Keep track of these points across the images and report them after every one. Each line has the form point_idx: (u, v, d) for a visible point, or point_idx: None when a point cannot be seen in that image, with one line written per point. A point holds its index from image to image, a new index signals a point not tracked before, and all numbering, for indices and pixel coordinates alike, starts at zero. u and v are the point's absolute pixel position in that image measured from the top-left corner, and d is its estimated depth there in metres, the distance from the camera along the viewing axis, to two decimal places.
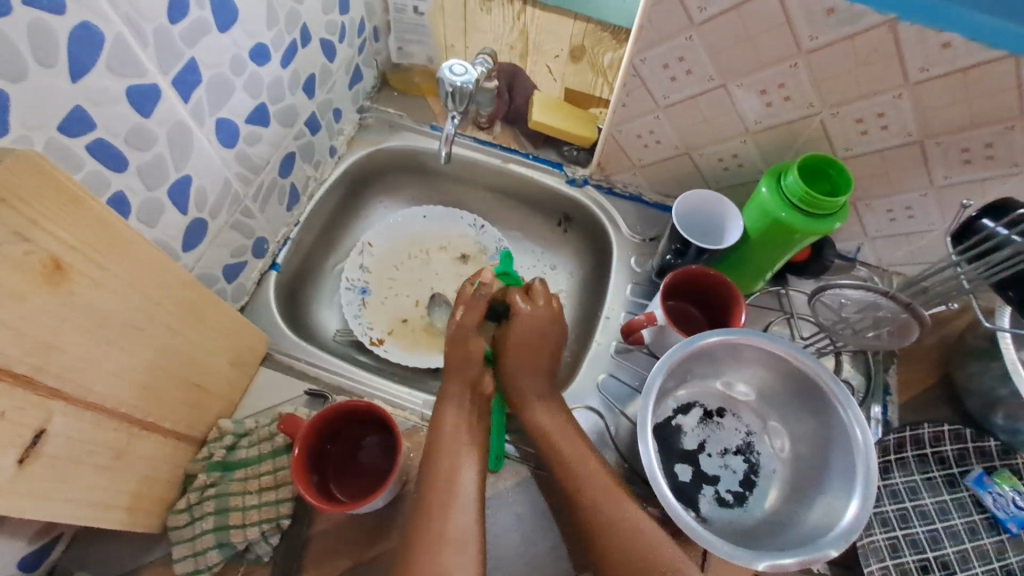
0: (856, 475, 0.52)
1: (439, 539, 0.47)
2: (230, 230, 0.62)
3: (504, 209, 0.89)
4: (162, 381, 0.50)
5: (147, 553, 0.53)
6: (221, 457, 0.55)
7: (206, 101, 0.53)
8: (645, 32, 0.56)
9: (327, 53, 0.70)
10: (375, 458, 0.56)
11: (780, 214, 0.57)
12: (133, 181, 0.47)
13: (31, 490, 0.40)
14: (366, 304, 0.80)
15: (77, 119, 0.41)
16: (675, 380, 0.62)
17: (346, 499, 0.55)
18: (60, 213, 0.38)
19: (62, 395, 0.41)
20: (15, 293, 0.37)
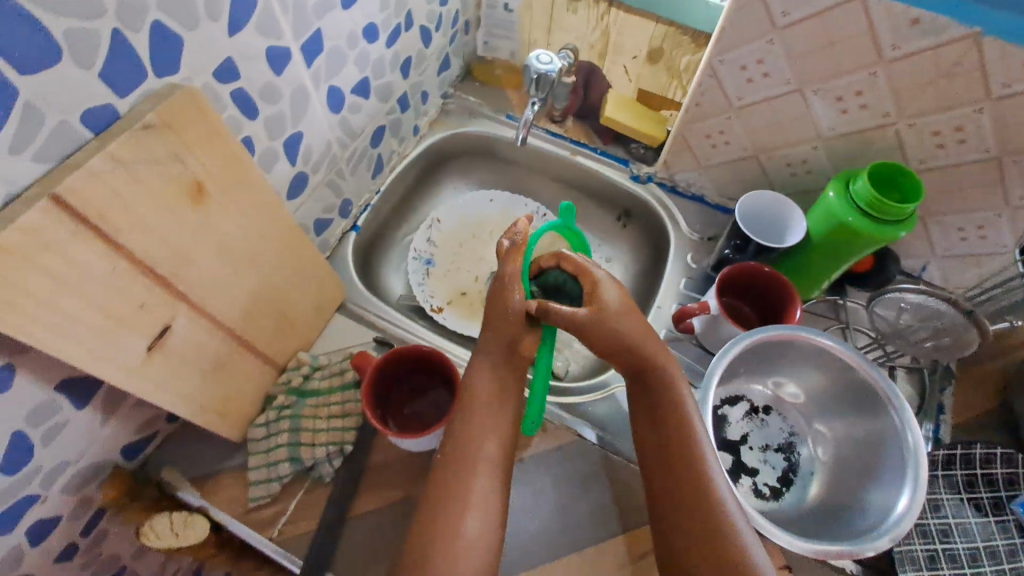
0: (905, 473, 0.52)
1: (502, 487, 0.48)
2: (325, 187, 0.69)
3: (567, 200, 0.93)
4: (259, 307, 0.57)
5: (226, 459, 0.60)
6: (298, 384, 0.62)
7: (324, 69, 0.60)
8: (727, 34, 0.59)
9: (424, 40, 0.77)
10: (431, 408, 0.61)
11: (847, 218, 0.58)
12: (259, 129, 0.54)
13: (153, 376, 0.47)
14: (430, 274, 0.86)
15: (226, 69, 0.48)
16: (729, 371, 0.64)
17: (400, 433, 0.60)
18: (206, 143, 0.45)
19: (186, 300, 0.48)
20: (167, 205, 0.44)
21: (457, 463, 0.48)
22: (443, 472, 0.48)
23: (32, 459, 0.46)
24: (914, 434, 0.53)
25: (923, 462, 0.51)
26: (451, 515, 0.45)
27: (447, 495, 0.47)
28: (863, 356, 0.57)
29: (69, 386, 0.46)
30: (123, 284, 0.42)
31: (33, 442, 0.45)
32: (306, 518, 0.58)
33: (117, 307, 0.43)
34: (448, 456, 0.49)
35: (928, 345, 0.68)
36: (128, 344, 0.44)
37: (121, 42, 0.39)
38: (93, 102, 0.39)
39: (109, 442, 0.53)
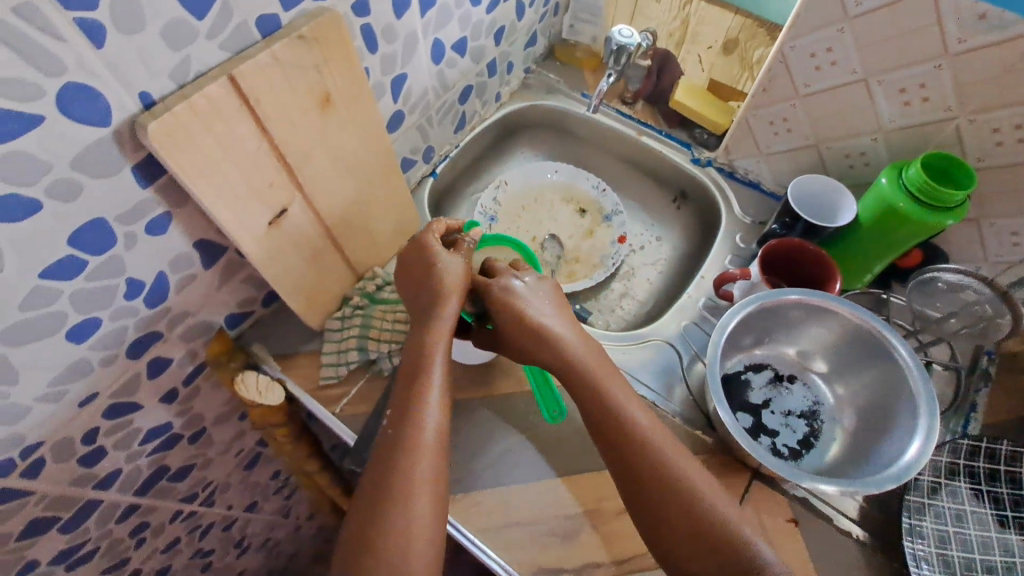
0: (916, 425, 0.55)
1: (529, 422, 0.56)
2: (416, 130, 0.78)
3: (626, 179, 0.99)
4: (352, 215, 0.67)
5: (304, 345, 0.70)
6: (371, 290, 0.71)
7: (434, 22, 0.69)
8: (801, 20, 0.64)
9: (518, 13, 0.85)
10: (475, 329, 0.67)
11: (897, 202, 0.62)
12: (375, 63, 0.64)
13: (268, 249, 0.57)
14: (492, 229, 0.93)
15: (362, 4, 0.58)
16: (754, 336, 0.68)
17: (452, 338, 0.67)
18: (338, 61, 0.55)
19: (301, 191, 0.58)
20: (304, 105, 0.54)
21: (408, 428, 0.51)
22: (394, 436, 0.51)
23: (166, 299, 0.57)
24: (923, 381, 0.57)
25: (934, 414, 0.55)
26: (404, 470, 0.49)
27: (404, 453, 0.50)
28: (871, 315, 0.61)
29: (203, 245, 0.57)
30: (261, 163, 0.52)
31: (169, 285, 0.56)
32: (363, 403, 0.66)
33: (255, 181, 0.53)
34: (400, 422, 0.52)
35: (961, 332, 0.69)
36: (256, 215, 0.54)
37: None
38: (266, 10, 0.49)
39: (217, 307, 0.64)
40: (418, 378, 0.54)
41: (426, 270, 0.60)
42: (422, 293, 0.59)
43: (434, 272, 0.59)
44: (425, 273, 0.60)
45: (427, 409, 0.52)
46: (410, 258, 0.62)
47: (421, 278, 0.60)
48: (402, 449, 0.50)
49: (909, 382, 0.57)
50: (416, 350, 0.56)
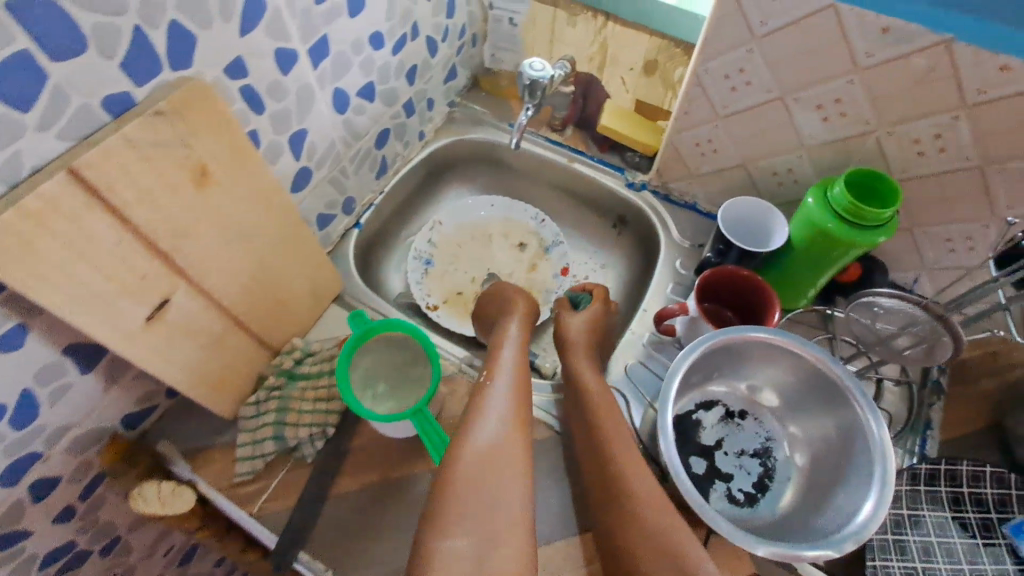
0: (873, 477, 0.52)
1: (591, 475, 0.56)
2: (329, 184, 0.73)
3: (564, 208, 0.95)
4: (256, 289, 0.61)
5: (219, 434, 0.64)
6: (289, 367, 0.65)
7: (329, 72, 0.64)
8: (710, 44, 0.62)
9: (430, 49, 0.81)
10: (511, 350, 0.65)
11: (826, 223, 0.59)
12: (265, 124, 0.59)
13: (150, 344, 0.52)
14: (428, 274, 0.89)
15: (236, 66, 0.53)
16: (702, 374, 0.65)
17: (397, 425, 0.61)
18: (213, 132, 0.50)
19: (185, 275, 0.53)
20: (175, 185, 0.48)
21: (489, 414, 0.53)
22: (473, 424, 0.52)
23: (38, 417, 0.50)
24: (879, 426, 0.53)
25: (889, 464, 0.51)
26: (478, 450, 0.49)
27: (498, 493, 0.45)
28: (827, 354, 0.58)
29: (76, 351, 0.50)
30: (126, 255, 0.47)
31: (39, 401, 0.50)
32: (287, 493, 0.61)
33: (122, 275, 0.47)
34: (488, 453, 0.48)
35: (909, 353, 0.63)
36: (129, 311, 0.49)
37: (140, 37, 0.44)
38: (113, 89, 0.44)
39: (111, 408, 0.58)
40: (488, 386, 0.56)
41: (500, 295, 0.76)
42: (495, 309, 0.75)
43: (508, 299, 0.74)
44: (499, 300, 0.75)
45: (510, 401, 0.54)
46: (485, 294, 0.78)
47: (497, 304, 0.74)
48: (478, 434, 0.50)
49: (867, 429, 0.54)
50: (492, 371, 0.59)
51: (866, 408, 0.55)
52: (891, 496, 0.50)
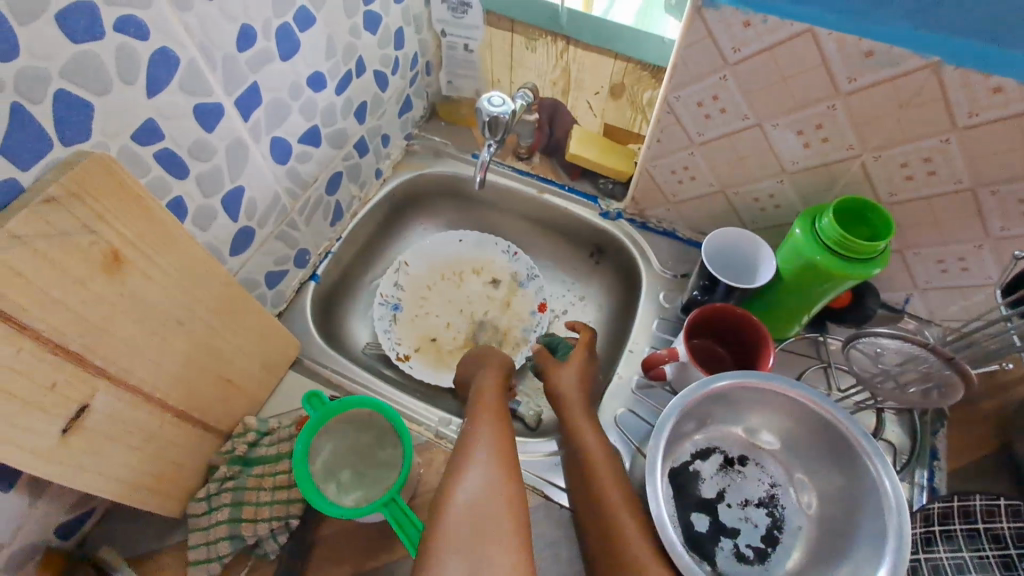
0: (887, 541, 0.48)
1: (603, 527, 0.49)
2: (276, 240, 0.67)
3: (537, 238, 0.90)
4: (197, 374, 0.54)
5: (168, 536, 0.57)
6: (242, 453, 0.58)
7: (265, 121, 0.58)
8: (679, 71, 0.57)
9: (380, 84, 0.75)
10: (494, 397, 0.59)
11: (814, 257, 0.55)
12: (191, 188, 0.52)
13: (67, 459, 0.44)
14: (397, 321, 0.83)
15: (148, 130, 0.46)
16: (696, 422, 0.60)
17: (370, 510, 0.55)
18: (121, 210, 0.43)
19: (105, 374, 0.45)
20: (78, 277, 0.41)
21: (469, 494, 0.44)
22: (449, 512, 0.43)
23: None
24: (892, 483, 0.49)
25: (904, 526, 0.47)
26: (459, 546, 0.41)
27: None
28: (829, 400, 0.54)
29: None
30: (25, 367, 0.40)
31: None
32: None
33: (22, 390, 0.40)
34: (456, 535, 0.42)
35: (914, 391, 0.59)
36: (39, 427, 0.42)
37: (19, 115, 0.37)
38: None
39: (34, 525, 0.50)
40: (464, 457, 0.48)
41: (474, 364, 0.69)
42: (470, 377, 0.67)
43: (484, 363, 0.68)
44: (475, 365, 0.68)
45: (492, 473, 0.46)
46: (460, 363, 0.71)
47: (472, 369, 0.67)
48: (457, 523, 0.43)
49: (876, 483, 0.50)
50: (467, 440, 0.51)
51: (878, 462, 0.50)
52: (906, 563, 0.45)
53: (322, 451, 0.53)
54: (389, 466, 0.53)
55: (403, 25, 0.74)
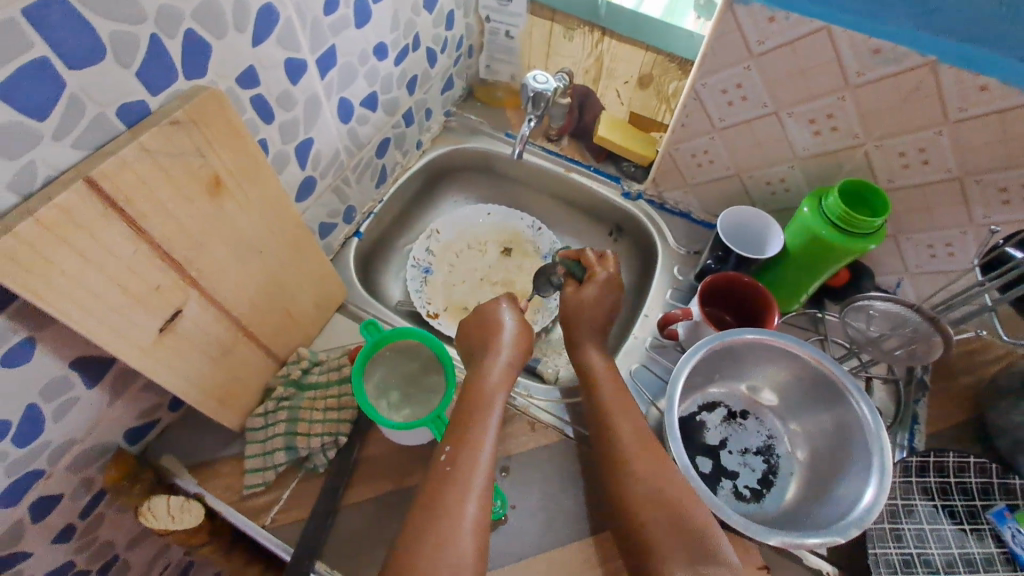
0: (871, 472, 0.54)
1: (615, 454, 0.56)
2: (332, 193, 0.73)
3: (561, 215, 0.97)
4: (264, 301, 0.60)
5: (224, 448, 0.62)
6: (297, 377, 0.64)
7: (336, 82, 0.65)
8: (709, 60, 0.65)
9: (430, 60, 0.82)
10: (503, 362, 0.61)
11: (819, 230, 0.62)
12: (274, 134, 0.59)
13: (160, 357, 0.50)
14: (427, 282, 0.88)
15: (248, 76, 0.52)
16: (703, 377, 0.67)
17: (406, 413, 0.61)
18: (227, 141, 0.49)
19: (197, 286, 0.51)
20: (187, 193, 0.47)
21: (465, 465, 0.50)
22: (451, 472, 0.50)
23: (44, 431, 0.49)
24: (877, 425, 0.56)
25: (887, 458, 0.54)
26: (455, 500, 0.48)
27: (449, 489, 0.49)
28: (823, 353, 0.61)
29: (84, 364, 0.49)
30: (140, 266, 0.45)
31: (45, 416, 0.48)
32: (297, 507, 0.59)
33: (135, 287, 0.46)
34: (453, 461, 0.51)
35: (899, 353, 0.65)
36: (143, 323, 0.47)
37: (157, 45, 0.43)
38: (128, 98, 0.43)
39: (114, 423, 0.56)
40: (467, 431, 0.53)
41: (486, 323, 0.65)
42: (480, 337, 0.64)
43: (494, 327, 0.64)
44: (487, 326, 0.65)
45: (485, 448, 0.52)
46: (473, 317, 0.68)
47: (483, 332, 0.64)
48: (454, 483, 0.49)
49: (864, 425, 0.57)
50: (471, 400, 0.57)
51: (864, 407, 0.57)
52: (889, 487, 0.52)
53: (376, 372, 0.61)
54: (434, 391, 0.61)
55: (454, 8, 0.81)
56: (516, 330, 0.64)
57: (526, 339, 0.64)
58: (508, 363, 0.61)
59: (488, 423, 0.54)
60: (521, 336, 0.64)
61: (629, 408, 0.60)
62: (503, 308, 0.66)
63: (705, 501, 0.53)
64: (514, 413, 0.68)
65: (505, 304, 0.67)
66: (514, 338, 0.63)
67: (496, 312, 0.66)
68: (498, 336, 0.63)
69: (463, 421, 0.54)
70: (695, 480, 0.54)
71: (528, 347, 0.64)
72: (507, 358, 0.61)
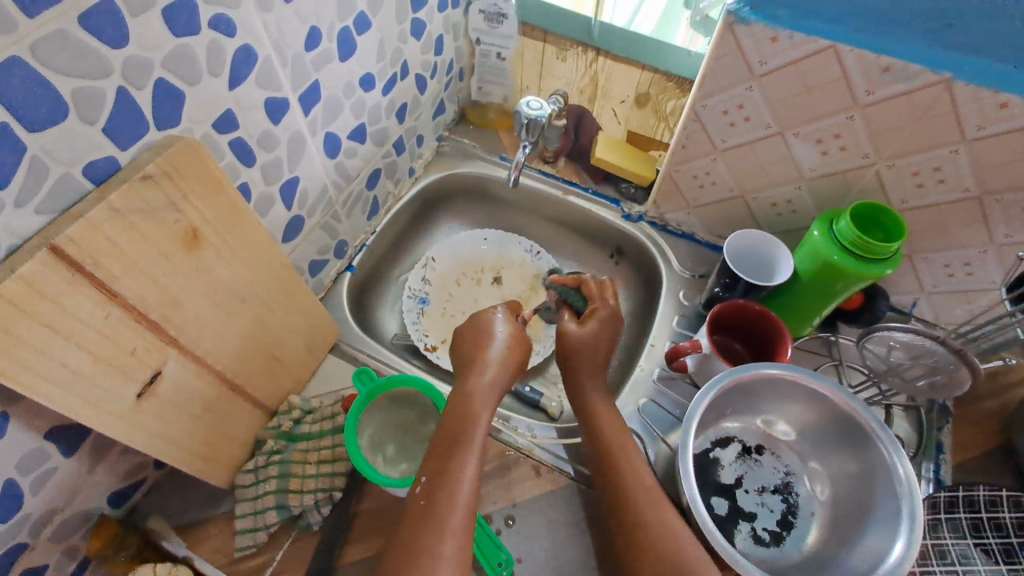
0: (901, 521, 0.51)
1: (622, 503, 0.52)
2: (321, 229, 0.70)
3: (560, 238, 0.94)
4: (251, 351, 0.57)
5: (213, 507, 0.60)
6: (288, 429, 0.61)
7: (321, 117, 0.62)
8: (708, 82, 0.62)
9: (419, 86, 0.79)
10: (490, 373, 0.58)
11: (832, 256, 0.59)
12: (256, 176, 0.56)
13: (140, 422, 0.47)
14: (424, 313, 0.85)
15: (226, 119, 0.50)
16: (715, 412, 0.63)
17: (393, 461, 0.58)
18: (204, 192, 0.46)
19: (176, 344, 0.48)
20: (162, 250, 0.44)
21: (442, 500, 0.47)
22: (428, 510, 0.47)
23: (18, 508, 0.46)
24: (905, 468, 0.53)
25: (917, 506, 0.51)
26: (431, 546, 0.44)
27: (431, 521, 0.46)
28: (844, 389, 0.58)
29: (59, 434, 0.46)
30: (113, 331, 0.43)
31: (18, 491, 0.45)
32: (291, 568, 0.56)
33: (109, 353, 0.43)
34: (432, 493, 0.48)
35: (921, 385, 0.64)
36: (118, 389, 0.44)
37: (124, 97, 0.40)
38: (95, 155, 0.40)
39: (96, 489, 0.53)
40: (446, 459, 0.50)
41: (476, 333, 0.63)
42: (469, 347, 0.62)
43: (486, 337, 0.62)
44: (478, 336, 0.62)
45: (466, 479, 0.49)
46: (463, 326, 0.65)
47: (472, 344, 0.62)
48: (429, 524, 0.46)
49: (891, 468, 0.54)
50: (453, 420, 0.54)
51: (893, 449, 0.54)
52: (920, 539, 0.49)
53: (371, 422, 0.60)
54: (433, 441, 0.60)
55: (443, 33, 0.79)
56: (507, 341, 0.61)
57: (516, 352, 0.61)
58: (493, 376, 0.58)
59: (467, 454, 0.50)
60: (512, 347, 0.61)
61: (638, 451, 0.56)
62: (496, 318, 0.64)
63: (723, 554, 0.50)
64: (517, 456, 0.64)
65: (500, 314, 0.65)
66: (503, 351, 0.60)
67: (490, 322, 0.63)
68: (487, 348, 0.60)
69: (445, 446, 0.51)
70: (710, 530, 0.51)
71: (517, 360, 0.61)
72: (493, 374, 0.58)
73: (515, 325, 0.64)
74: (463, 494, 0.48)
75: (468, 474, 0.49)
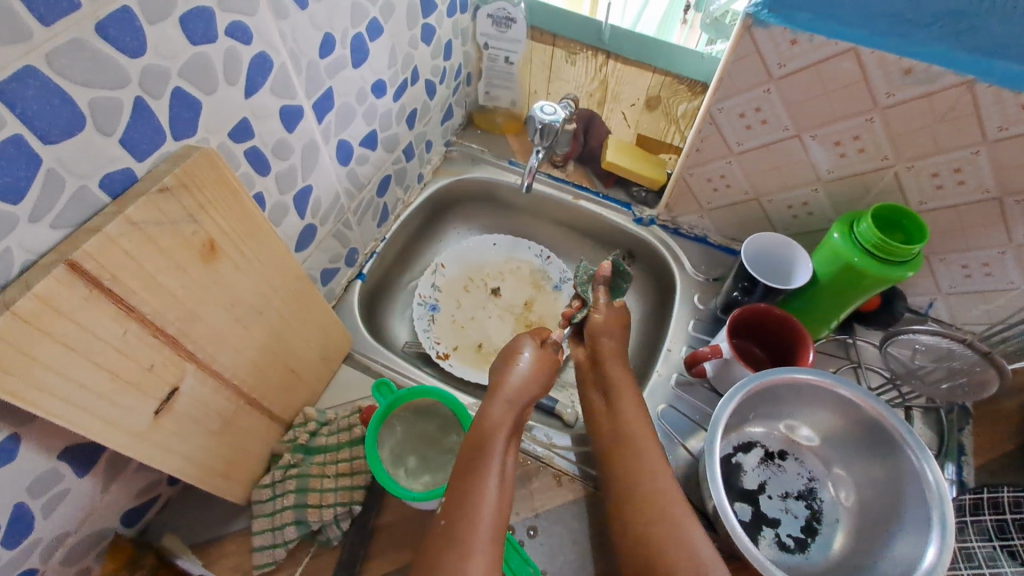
0: (932, 527, 0.50)
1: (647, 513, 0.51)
2: (333, 238, 0.69)
3: (571, 242, 0.93)
4: (266, 363, 0.56)
5: (230, 523, 0.58)
6: (304, 441, 0.60)
7: (334, 125, 0.61)
8: (725, 84, 0.61)
9: (428, 92, 0.79)
10: (517, 398, 0.56)
11: (853, 258, 0.59)
12: (271, 185, 0.55)
13: (157, 439, 0.46)
14: (435, 320, 0.84)
15: (242, 128, 0.49)
16: (737, 416, 0.63)
17: (410, 477, 0.58)
18: (221, 202, 0.45)
19: (194, 359, 0.47)
20: (179, 262, 0.43)
21: (463, 521, 0.46)
22: (448, 530, 0.46)
23: (30, 531, 0.44)
24: (935, 473, 0.52)
25: (949, 511, 0.50)
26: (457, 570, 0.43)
27: (455, 545, 0.45)
28: (873, 396, 0.58)
29: (75, 453, 0.44)
30: (131, 347, 0.41)
31: (33, 514, 0.44)
32: None
33: (126, 370, 0.42)
34: (452, 514, 0.47)
35: (943, 388, 0.65)
36: (134, 407, 0.43)
37: (142, 108, 0.39)
38: (112, 167, 0.39)
39: (110, 508, 0.51)
40: (467, 480, 0.49)
41: (504, 358, 0.61)
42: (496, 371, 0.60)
43: (513, 360, 0.60)
44: (504, 360, 0.61)
45: (488, 499, 0.47)
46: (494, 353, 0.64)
47: (499, 367, 0.60)
48: (453, 545, 0.45)
49: (920, 474, 0.53)
50: (475, 443, 0.52)
51: (921, 454, 0.53)
52: (952, 545, 0.48)
53: (387, 433, 0.60)
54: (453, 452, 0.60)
55: (452, 37, 0.78)
56: (532, 365, 0.60)
57: (541, 378, 0.59)
58: (508, 400, 0.55)
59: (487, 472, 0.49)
60: (538, 375, 0.59)
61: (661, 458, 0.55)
62: (526, 344, 0.62)
63: (749, 559, 0.49)
64: (537, 465, 0.63)
65: (528, 340, 0.63)
66: (526, 375, 0.58)
67: (518, 345, 0.62)
68: (512, 372, 0.58)
69: (466, 468, 0.50)
70: (737, 533, 0.50)
71: (536, 390, 0.58)
72: (514, 398, 0.56)
73: (540, 351, 0.62)
74: (486, 517, 0.46)
75: (490, 495, 0.48)
